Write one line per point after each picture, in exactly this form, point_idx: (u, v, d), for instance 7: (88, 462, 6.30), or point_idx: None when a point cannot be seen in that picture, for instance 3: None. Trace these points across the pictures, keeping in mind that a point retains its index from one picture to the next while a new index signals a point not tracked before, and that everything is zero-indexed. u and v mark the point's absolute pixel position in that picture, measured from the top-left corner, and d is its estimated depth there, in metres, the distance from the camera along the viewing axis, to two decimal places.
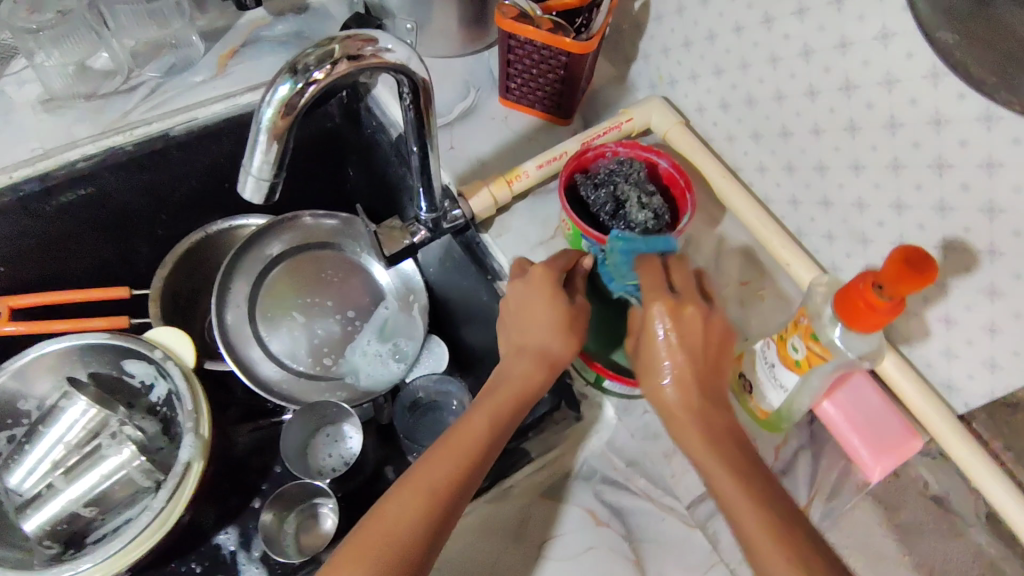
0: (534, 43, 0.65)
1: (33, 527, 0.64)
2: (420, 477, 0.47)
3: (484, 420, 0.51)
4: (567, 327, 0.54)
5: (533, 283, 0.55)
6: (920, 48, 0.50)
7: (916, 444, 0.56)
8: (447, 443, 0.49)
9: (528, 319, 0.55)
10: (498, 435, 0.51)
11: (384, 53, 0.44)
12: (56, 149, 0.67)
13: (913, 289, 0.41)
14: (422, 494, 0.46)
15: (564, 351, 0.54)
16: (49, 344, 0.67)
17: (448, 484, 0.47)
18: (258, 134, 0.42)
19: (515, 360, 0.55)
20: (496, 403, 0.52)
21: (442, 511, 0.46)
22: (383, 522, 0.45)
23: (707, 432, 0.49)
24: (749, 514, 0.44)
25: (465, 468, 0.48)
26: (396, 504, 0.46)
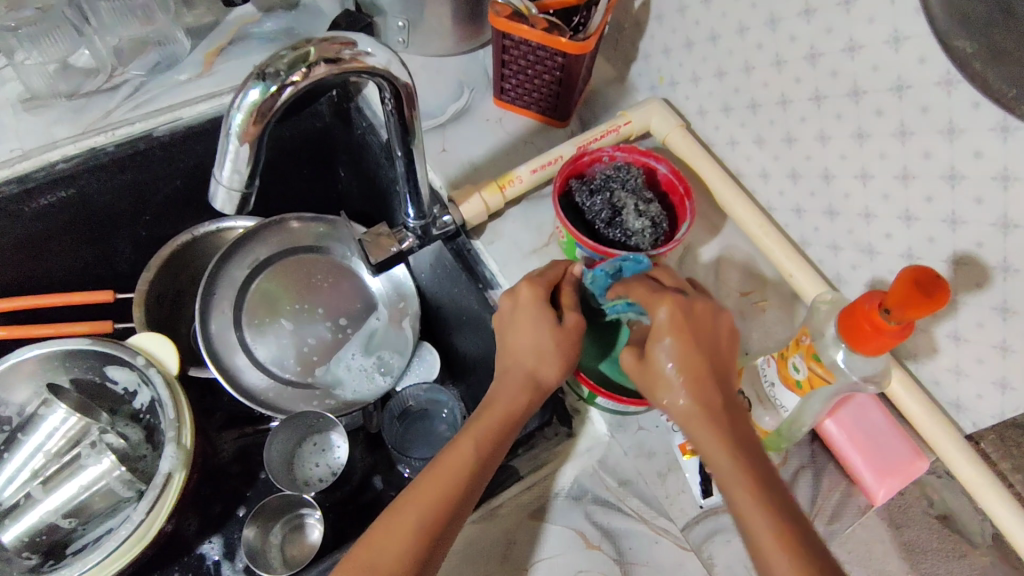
0: (529, 44, 0.63)
1: (10, 538, 0.62)
2: (403, 511, 0.45)
3: (472, 444, 0.48)
4: (555, 346, 0.52)
5: (520, 303, 0.54)
6: (932, 54, 0.47)
7: (921, 465, 0.53)
8: (433, 470, 0.47)
9: (518, 339, 0.54)
10: (488, 459, 0.48)
11: (364, 56, 0.42)
12: (35, 150, 0.65)
13: (923, 314, 0.39)
14: (406, 529, 0.44)
15: (553, 373, 0.52)
16: (27, 351, 0.65)
17: (434, 517, 0.45)
18: (229, 140, 0.39)
19: (505, 381, 0.52)
20: (484, 425, 0.50)
21: (427, 547, 0.44)
22: (365, 560, 0.43)
23: (726, 439, 0.44)
24: (770, 533, 0.39)
25: (451, 498, 0.46)
26: (378, 540, 0.44)
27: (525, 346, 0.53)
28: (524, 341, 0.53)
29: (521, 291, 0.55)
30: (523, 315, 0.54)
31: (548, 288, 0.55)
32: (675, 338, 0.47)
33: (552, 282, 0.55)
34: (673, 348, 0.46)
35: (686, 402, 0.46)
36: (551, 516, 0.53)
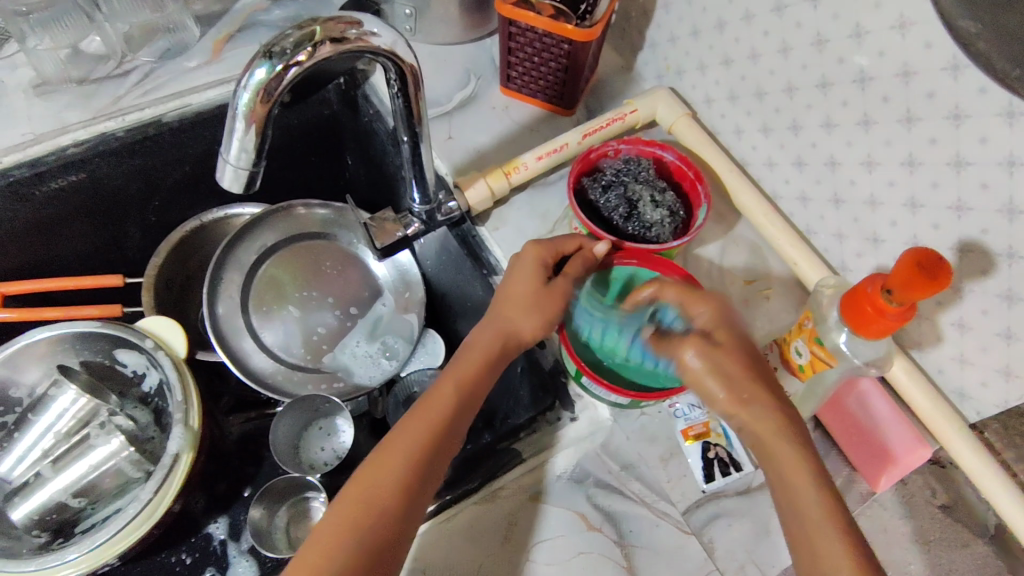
0: (536, 31, 0.63)
1: (20, 516, 0.63)
2: (394, 445, 0.48)
3: (452, 388, 0.52)
4: (541, 302, 0.55)
5: (522, 259, 0.57)
6: (939, 39, 0.47)
7: (922, 453, 0.53)
8: (419, 410, 0.50)
9: (503, 298, 0.57)
10: (469, 398, 0.52)
11: (369, 36, 0.42)
12: (47, 134, 0.66)
13: (925, 295, 0.39)
14: (397, 460, 0.47)
15: (533, 329, 0.55)
16: (41, 332, 0.65)
17: (422, 448, 0.48)
18: (235, 119, 0.40)
19: (480, 330, 0.56)
20: (462, 369, 0.53)
21: (417, 477, 0.47)
22: (360, 489, 0.46)
23: (780, 438, 0.47)
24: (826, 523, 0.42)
25: (437, 432, 0.49)
26: (372, 471, 0.47)
27: (512, 301, 0.56)
28: (514, 294, 0.56)
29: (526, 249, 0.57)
30: (517, 269, 0.57)
31: (554, 255, 0.57)
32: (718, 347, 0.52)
33: (560, 251, 0.57)
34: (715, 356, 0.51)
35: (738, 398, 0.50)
36: (553, 498, 0.53)
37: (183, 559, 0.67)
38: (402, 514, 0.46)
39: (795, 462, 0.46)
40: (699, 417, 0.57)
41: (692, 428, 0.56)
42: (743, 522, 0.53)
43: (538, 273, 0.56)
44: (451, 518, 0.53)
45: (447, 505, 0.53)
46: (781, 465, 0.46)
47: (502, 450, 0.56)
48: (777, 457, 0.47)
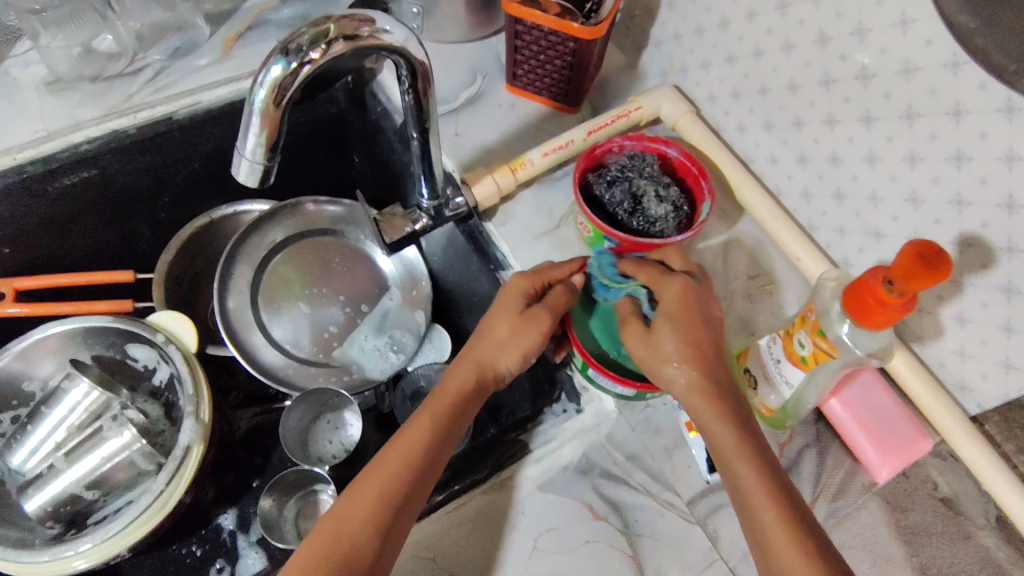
0: (542, 29, 0.64)
1: (34, 507, 0.64)
2: (366, 484, 0.48)
3: (428, 422, 0.51)
4: (521, 332, 0.55)
5: (503, 289, 0.57)
6: (940, 36, 0.48)
7: (925, 445, 0.55)
8: (394, 446, 0.50)
9: (483, 330, 0.57)
10: (446, 434, 0.51)
11: (382, 33, 0.43)
12: (59, 131, 0.67)
13: (926, 285, 0.40)
14: (367, 499, 0.47)
15: (509, 362, 0.55)
16: (51, 326, 0.66)
17: (394, 484, 0.48)
18: (252, 115, 0.41)
19: (456, 364, 0.56)
20: (439, 405, 0.53)
21: (392, 510, 0.47)
22: (331, 529, 0.46)
23: (733, 435, 0.47)
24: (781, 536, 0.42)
25: (409, 469, 0.49)
26: (342, 512, 0.47)
27: (488, 331, 0.56)
28: (493, 323, 0.56)
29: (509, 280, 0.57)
30: (499, 298, 0.57)
31: (535, 284, 0.56)
32: (681, 317, 0.50)
33: (544, 281, 0.57)
34: (677, 327, 0.50)
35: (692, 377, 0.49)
36: (559, 489, 0.54)
37: (194, 551, 0.69)
38: (373, 557, 0.45)
39: (747, 464, 0.46)
40: None
41: None
42: None
43: (516, 305, 0.56)
44: (459, 507, 0.54)
45: (456, 494, 0.54)
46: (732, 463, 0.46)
47: (510, 440, 0.57)
48: (727, 453, 0.47)
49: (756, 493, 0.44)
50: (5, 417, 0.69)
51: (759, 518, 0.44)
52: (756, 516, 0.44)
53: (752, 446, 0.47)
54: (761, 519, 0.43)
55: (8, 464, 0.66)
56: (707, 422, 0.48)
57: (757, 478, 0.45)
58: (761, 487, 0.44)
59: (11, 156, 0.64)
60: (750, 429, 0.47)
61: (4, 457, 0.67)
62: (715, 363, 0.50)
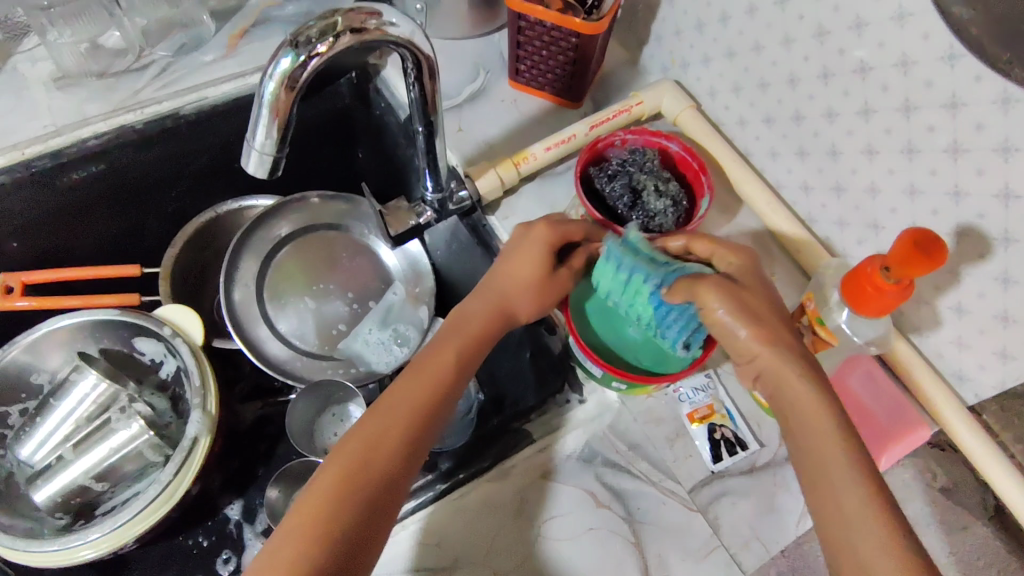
0: (544, 24, 0.65)
1: (43, 498, 0.65)
2: (390, 409, 0.49)
3: (451, 357, 0.53)
4: (546, 287, 0.57)
5: (530, 238, 0.57)
6: (937, 30, 0.48)
7: (923, 433, 0.56)
8: (420, 373, 0.51)
9: (504, 272, 0.58)
10: (469, 367, 0.54)
11: (388, 26, 0.44)
12: (68, 127, 0.68)
13: (922, 272, 0.41)
14: (399, 421, 0.48)
15: (530, 312, 0.58)
16: (60, 320, 0.67)
17: (421, 412, 0.49)
18: (262, 108, 0.42)
19: (477, 303, 0.57)
20: (463, 340, 0.54)
21: (421, 437, 0.49)
22: (355, 450, 0.47)
23: (821, 405, 0.45)
24: (870, 510, 0.41)
25: (438, 396, 0.50)
26: (372, 432, 0.48)
27: (509, 276, 0.57)
28: (517, 274, 0.57)
29: (536, 228, 0.58)
30: (523, 245, 0.58)
31: (562, 239, 0.58)
32: (727, 295, 0.49)
33: (568, 235, 0.58)
34: (732, 306, 0.49)
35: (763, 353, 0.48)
36: (562, 476, 0.55)
37: (201, 542, 0.70)
38: (401, 477, 0.47)
39: (835, 435, 0.44)
40: (704, 401, 0.58)
41: (697, 411, 0.58)
42: (748, 500, 0.54)
43: (539, 256, 0.57)
44: (463, 495, 0.54)
45: (460, 483, 0.55)
46: (814, 435, 0.44)
47: (514, 430, 0.58)
48: (817, 423, 0.44)
49: (835, 466, 0.43)
50: (13, 410, 0.70)
51: (839, 490, 0.42)
52: (834, 488, 0.42)
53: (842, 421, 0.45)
54: (840, 495, 0.42)
55: (18, 455, 0.67)
56: (797, 392, 0.46)
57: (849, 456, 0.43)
58: (842, 457, 0.43)
59: (19, 152, 0.66)
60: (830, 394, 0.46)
61: (15, 448, 0.67)
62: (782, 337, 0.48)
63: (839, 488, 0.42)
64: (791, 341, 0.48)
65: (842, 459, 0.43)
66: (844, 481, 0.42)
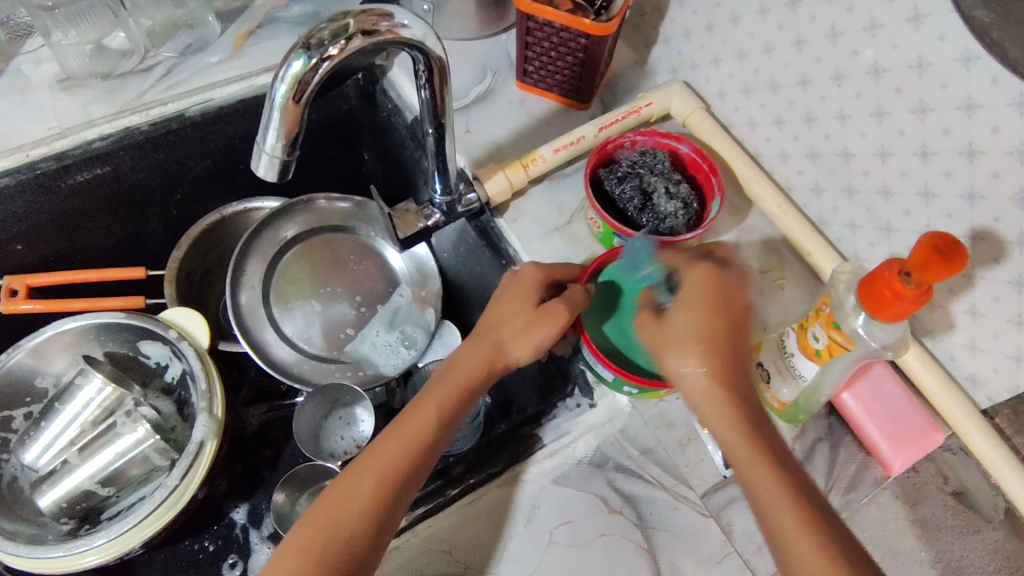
0: (554, 25, 0.64)
1: (48, 504, 0.64)
2: (363, 472, 0.48)
3: (432, 413, 0.51)
4: (535, 328, 0.54)
5: (517, 278, 0.58)
6: (953, 31, 0.48)
7: (937, 438, 0.55)
8: (395, 432, 0.50)
9: (495, 318, 0.57)
10: (448, 422, 0.52)
11: (400, 28, 0.43)
12: (72, 128, 0.67)
13: (943, 277, 0.40)
14: (365, 490, 0.47)
15: (521, 354, 0.55)
16: (66, 322, 0.66)
17: (392, 476, 0.48)
18: (272, 110, 0.41)
19: (468, 351, 0.55)
20: (442, 395, 0.52)
21: (391, 500, 0.48)
22: (325, 516, 0.47)
23: (749, 436, 0.43)
24: (794, 526, 0.39)
25: (408, 458, 0.49)
26: (337, 503, 0.47)
27: (500, 323, 0.56)
28: (507, 318, 0.56)
29: (523, 270, 0.58)
30: (511, 288, 0.58)
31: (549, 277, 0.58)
32: (697, 307, 0.48)
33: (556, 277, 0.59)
34: (692, 319, 0.47)
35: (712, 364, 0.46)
36: (573, 482, 0.54)
37: (207, 546, 0.70)
38: (366, 545, 0.46)
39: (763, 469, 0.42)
40: None
41: None
42: None
43: (531, 297, 0.56)
44: (474, 502, 0.54)
45: (471, 488, 0.54)
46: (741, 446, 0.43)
47: (524, 434, 0.57)
48: (742, 458, 0.43)
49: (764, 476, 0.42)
50: (17, 414, 0.69)
51: (777, 529, 0.40)
52: (774, 526, 0.40)
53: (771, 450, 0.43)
54: (768, 507, 0.41)
55: (21, 460, 0.67)
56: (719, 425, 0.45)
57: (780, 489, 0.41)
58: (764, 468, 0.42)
59: (24, 154, 0.65)
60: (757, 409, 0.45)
61: (18, 453, 0.68)
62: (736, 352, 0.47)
63: (764, 495, 0.41)
64: (727, 372, 0.46)
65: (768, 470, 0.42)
66: (778, 517, 0.40)
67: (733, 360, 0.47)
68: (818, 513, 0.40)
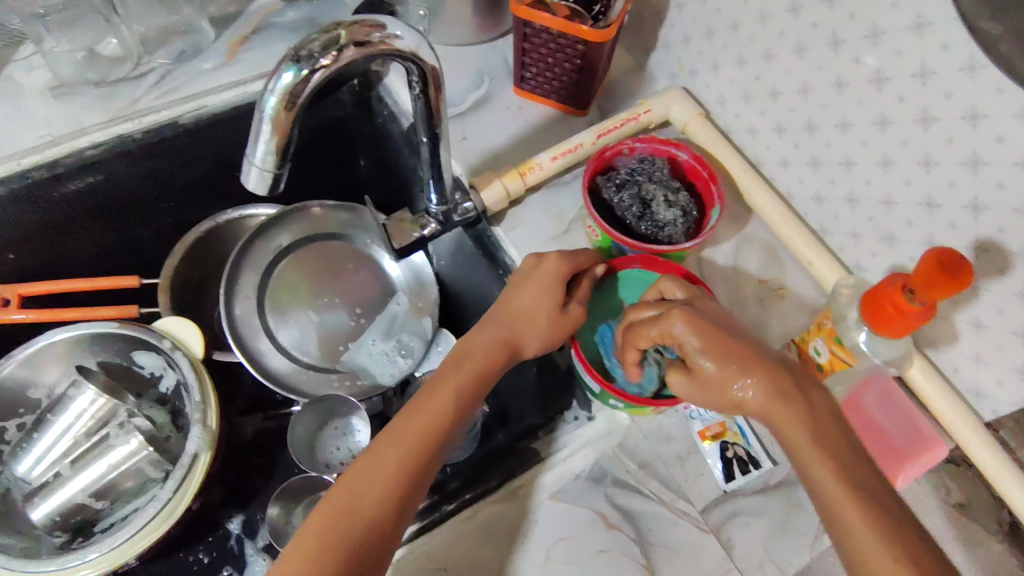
0: (551, 31, 0.63)
1: (40, 516, 0.63)
2: (385, 451, 0.49)
3: (452, 394, 0.52)
4: (554, 323, 0.56)
5: (541, 270, 0.57)
6: (957, 39, 0.47)
7: (941, 451, 0.54)
8: (414, 417, 0.51)
9: (513, 306, 0.57)
10: (466, 408, 0.53)
11: (393, 39, 0.43)
12: (64, 136, 0.67)
13: (947, 294, 0.40)
14: (389, 466, 0.48)
15: (536, 346, 0.57)
16: (57, 333, 0.66)
17: (414, 455, 0.49)
18: (262, 123, 0.41)
19: (486, 336, 0.56)
20: (463, 377, 0.53)
21: (413, 479, 0.48)
22: (347, 494, 0.47)
23: (812, 447, 0.44)
24: (865, 531, 0.40)
25: (431, 443, 0.50)
26: (361, 479, 0.47)
27: (521, 313, 0.57)
28: (527, 305, 0.57)
29: (547, 258, 0.57)
30: (533, 278, 0.57)
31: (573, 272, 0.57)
32: (709, 344, 0.47)
33: (578, 268, 0.58)
34: (714, 357, 0.47)
35: (757, 401, 0.47)
36: (571, 497, 0.53)
37: (201, 558, 0.68)
38: (390, 527, 0.46)
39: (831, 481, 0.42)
40: (715, 418, 0.57)
41: (709, 428, 0.56)
42: (761, 521, 0.53)
43: (555, 290, 0.56)
44: (470, 518, 0.53)
45: (467, 504, 0.54)
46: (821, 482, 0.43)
47: (522, 448, 0.57)
48: (813, 473, 0.44)
49: (851, 509, 0.41)
50: (10, 424, 0.69)
51: (855, 540, 0.40)
52: (850, 537, 0.41)
53: (838, 458, 0.44)
54: (845, 523, 0.41)
55: (14, 472, 0.66)
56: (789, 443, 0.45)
57: (851, 497, 0.41)
58: (847, 500, 0.41)
59: (15, 162, 0.64)
60: (821, 432, 0.45)
61: (10, 465, 0.66)
62: (774, 374, 0.47)
63: (853, 529, 0.41)
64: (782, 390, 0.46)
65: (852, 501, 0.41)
66: (852, 526, 0.41)
67: (776, 378, 0.47)
68: (889, 517, 0.41)
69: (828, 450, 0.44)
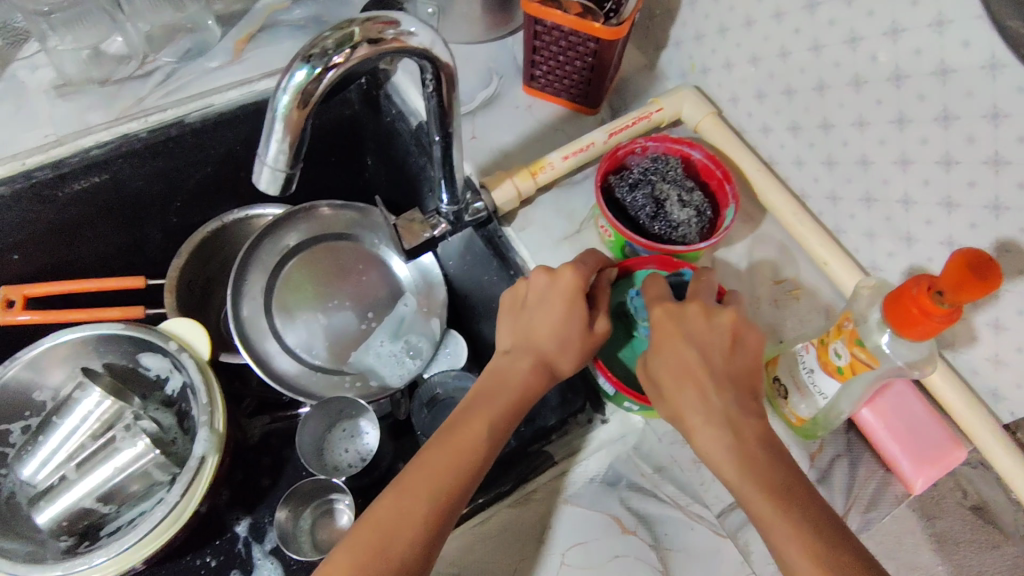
0: (562, 29, 0.63)
1: (46, 520, 0.63)
2: (414, 491, 0.46)
3: (484, 429, 0.50)
4: (585, 346, 0.54)
5: (562, 289, 0.54)
6: (979, 37, 0.46)
7: (960, 454, 0.53)
8: (444, 450, 0.48)
9: (541, 330, 0.54)
10: (498, 440, 0.50)
11: (407, 36, 0.42)
12: (69, 136, 0.66)
13: (977, 296, 0.39)
14: (417, 510, 0.46)
15: (569, 366, 0.54)
16: (65, 333, 0.65)
17: (445, 495, 0.46)
18: (274, 122, 0.40)
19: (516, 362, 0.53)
20: (495, 410, 0.51)
21: (445, 520, 0.46)
22: (374, 537, 0.45)
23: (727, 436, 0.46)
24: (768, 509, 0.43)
25: (463, 477, 0.47)
26: (388, 520, 0.45)
27: (551, 338, 0.54)
28: (555, 328, 0.53)
29: (562, 274, 0.54)
30: (552, 296, 0.54)
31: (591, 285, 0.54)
32: (667, 331, 0.50)
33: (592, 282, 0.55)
34: (667, 348, 0.49)
35: (689, 389, 0.48)
36: (584, 501, 0.53)
37: (208, 562, 0.66)
38: (417, 574, 0.44)
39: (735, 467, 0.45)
40: None
41: None
42: None
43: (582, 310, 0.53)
44: (484, 523, 0.53)
45: (481, 508, 0.54)
46: (746, 495, 0.44)
47: (535, 452, 0.57)
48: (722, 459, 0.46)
49: (774, 518, 0.42)
50: (15, 428, 0.68)
51: (761, 519, 0.43)
52: (758, 518, 0.43)
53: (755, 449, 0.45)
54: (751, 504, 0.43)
55: (19, 475, 0.66)
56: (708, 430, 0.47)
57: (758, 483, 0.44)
58: (759, 498, 0.43)
59: (20, 162, 0.63)
60: (756, 444, 0.46)
61: (16, 469, 0.66)
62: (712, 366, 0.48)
63: (780, 542, 0.41)
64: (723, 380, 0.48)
65: (774, 510, 0.42)
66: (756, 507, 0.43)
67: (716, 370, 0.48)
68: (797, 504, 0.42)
69: (749, 464, 0.45)
